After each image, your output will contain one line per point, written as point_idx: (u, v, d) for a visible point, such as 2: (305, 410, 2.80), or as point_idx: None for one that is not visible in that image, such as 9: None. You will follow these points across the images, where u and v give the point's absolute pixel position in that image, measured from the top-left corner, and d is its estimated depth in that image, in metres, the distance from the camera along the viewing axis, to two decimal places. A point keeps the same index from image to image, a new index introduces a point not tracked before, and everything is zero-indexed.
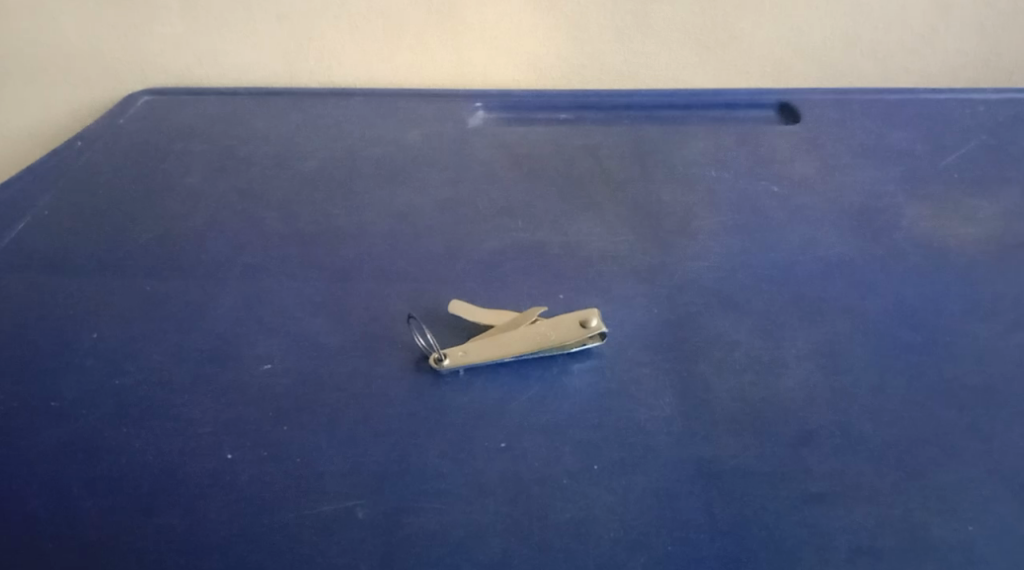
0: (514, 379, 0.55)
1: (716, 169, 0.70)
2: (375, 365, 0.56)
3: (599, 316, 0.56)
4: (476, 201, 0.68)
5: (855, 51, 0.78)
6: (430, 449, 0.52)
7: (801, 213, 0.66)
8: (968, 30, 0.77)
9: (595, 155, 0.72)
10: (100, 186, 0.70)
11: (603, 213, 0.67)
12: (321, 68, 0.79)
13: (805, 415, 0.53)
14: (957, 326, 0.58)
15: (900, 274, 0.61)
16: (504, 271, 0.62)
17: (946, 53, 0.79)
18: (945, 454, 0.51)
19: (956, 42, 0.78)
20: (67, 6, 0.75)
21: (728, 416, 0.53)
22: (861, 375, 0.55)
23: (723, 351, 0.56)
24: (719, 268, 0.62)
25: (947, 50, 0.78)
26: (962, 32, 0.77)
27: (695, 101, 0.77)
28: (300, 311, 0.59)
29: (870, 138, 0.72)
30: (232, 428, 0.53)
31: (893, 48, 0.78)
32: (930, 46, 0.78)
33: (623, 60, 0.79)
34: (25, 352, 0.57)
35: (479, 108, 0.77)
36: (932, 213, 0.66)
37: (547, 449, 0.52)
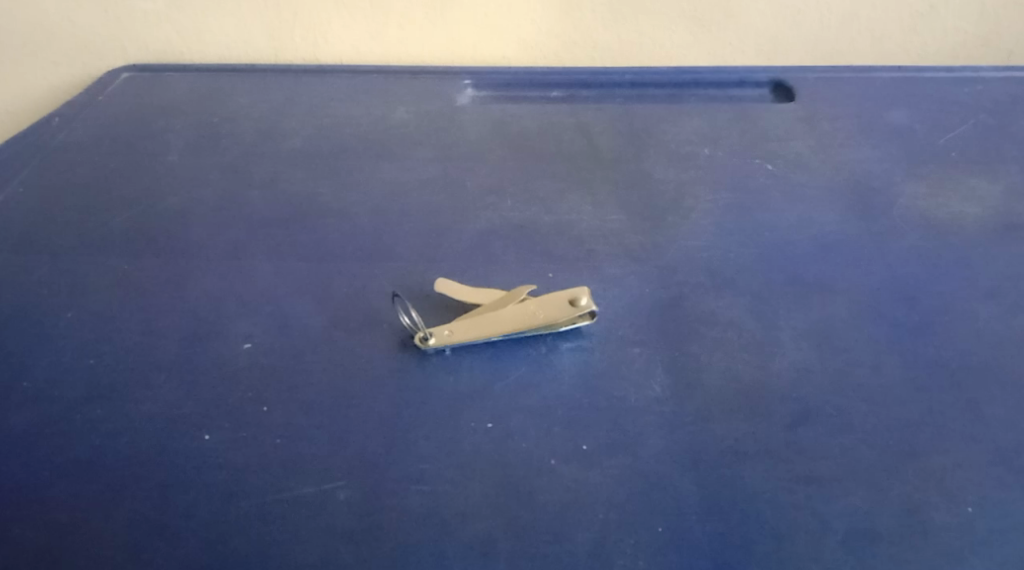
0: (502, 359, 0.53)
1: (710, 148, 0.69)
2: (358, 345, 0.54)
3: (588, 295, 0.54)
4: (464, 180, 0.66)
5: (852, 30, 0.77)
6: (414, 430, 0.50)
7: (797, 192, 0.64)
8: (966, 8, 0.75)
9: (587, 134, 0.71)
10: (76, 163, 0.68)
11: (594, 192, 0.65)
12: (304, 44, 0.77)
13: (800, 396, 0.52)
14: (956, 305, 0.56)
15: (897, 253, 0.60)
16: (493, 249, 0.61)
17: (944, 31, 0.77)
18: (944, 436, 0.50)
19: (954, 19, 0.76)
20: None
21: (721, 397, 0.51)
22: (857, 355, 0.53)
23: (717, 331, 0.55)
24: (713, 248, 0.60)
25: (945, 29, 0.77)
26: (961, 10, 0.76)
27: (688, 79, 0.75)
28: (282, 289, 0.57)
29: (866, 117, 0.71)
30: (209, 410, 0.51)
31: (890, 26, 0.77)
32: (927, 24, 0.77)
33: (615, 39, 0.77)
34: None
35: (466, 85, 0.75)
36: (930, 192, 0.64)
37: (536, 431, 0.50)
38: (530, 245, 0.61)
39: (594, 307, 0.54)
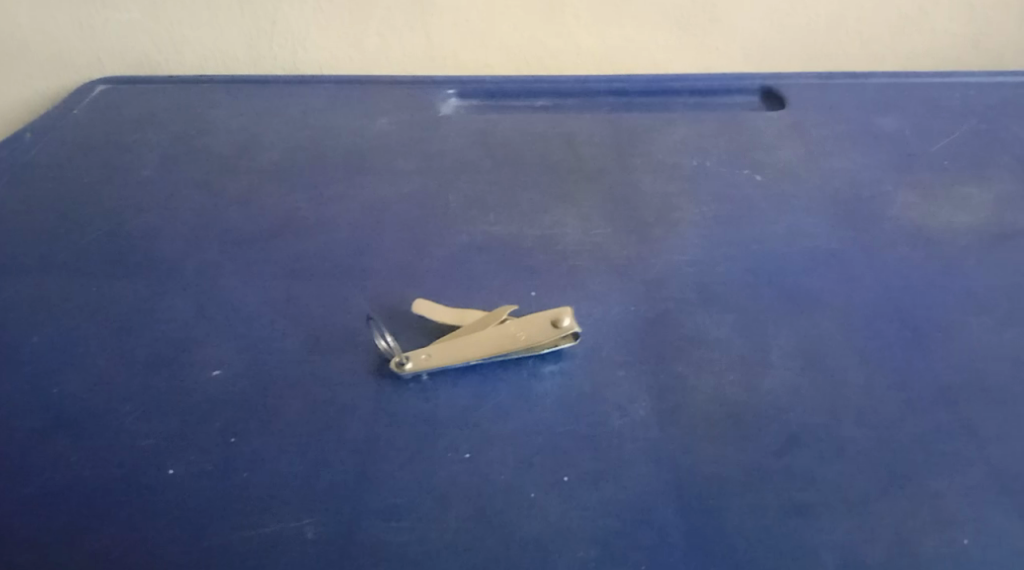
0: (481, 383, 0.52)
1: (697, 157, 0.67)
2: (332, 370, 0.53)
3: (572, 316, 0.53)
4: (446, 193, 0.65)
5: (840, 34, 0.75)
6: (390, 460, 0.49)
7: (786, 203, 0.63)
8: (955, 14, 0.74)
9: (571, 144, 0.69)
10: (45, 180, 0.66)
11: (578, 204, 0.64)
12: (282, 54, 0.76)
13: (788, 419, 0.50)
14: (950, 320, 0.55)
15: (888, 266, 0.58)
16: (474, 267, 0.59)
17: (933, 37, 0.76)
18: (938, 460, 0.49)
19: (942, 26, 0.75)
20: None
21: (707, 420, 0.50)
22: (848, 375, 0.52)
23: (703, 351, 0.53)
24: (700, 262, 0.59)
25: (934, 31, 0.75)
26: (950, 16, 0.74)
27: (677, 86, 0.73)
28: (255, 311, 0.56)
29: (857, 125, 0.69)
30: (173, 440, 0.49)
31: (879, 33, 0.75)
32: (916, 28, 0.75)
33: (601, 49, 0.76)
34: None
35: (449, 94, 0.73)
36: (920, 202, 0.63)
37: (515, 458, 0.49)
38: (510, 261, 0.59)
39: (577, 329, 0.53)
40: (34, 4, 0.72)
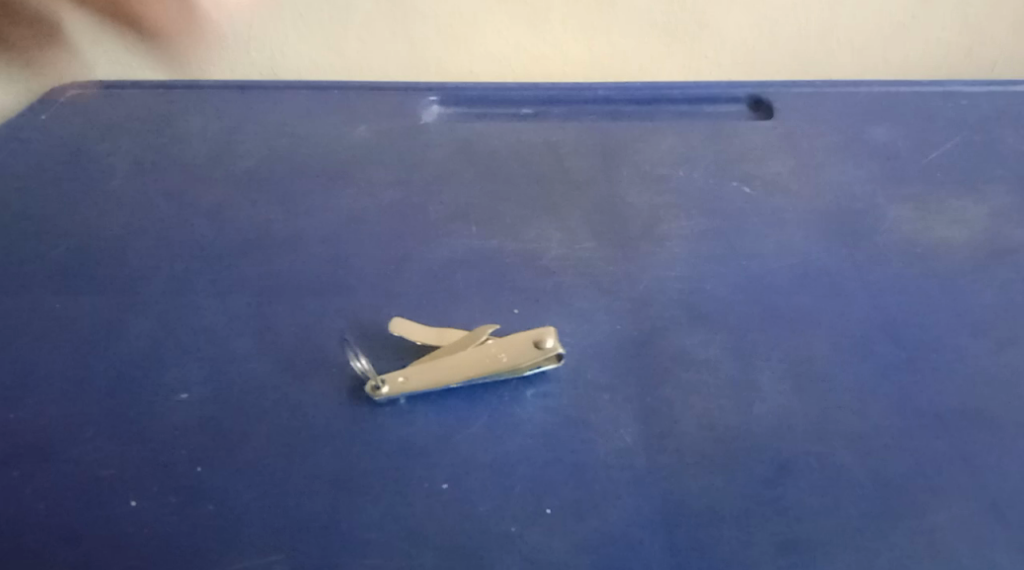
0: (460, 407, 0.50)
1: (685, 168, 0.65)
2: (303, 392, 0.50)
3: (555, 336, 0.51)
4: (426, 205, 0.63)
5: (830, 41, 0.74)
6: (364, 491, 0.47)
7: (777, 216, 0.61)
8: (948, 22, 0.73)
9: (556, 154, 0.67)
10: (11, 191, 0.64)
11: (563, 216, 0.62)
12: (259, 59, 0.74)
13: (779, 448, 0.49)
14: (944, 342, 0.54)
15: (882, 283, 0.57)
16: (455, 283, 0.57)
17: (925, 45, 0.74)
18: (931, 492, 0.47)
19: (935, 34, 0.73)
20: None
21: (695, 448, 0.48)
22: (841, 400, 0.50)
23: (691, 373, 0.51)
24: (688, 279, 0.57)
25: (926, 41, 0.74)
26: (942, 24, 0.73)
27: (664, 93, 0.71)
28: (225, 330, 0.54)
29: (848, 136, 0.68)
30: (134, 470, 0.47)
31: (870, 40, 0.74)
32: (907, 35, 0.74)
33: (586, 54, 0.74)
34: None
35: (431, 101, 0.71)
36: (914, 216, 0.61)
37: (496, 490, 0.47)
38: (490, 276, 0.58)
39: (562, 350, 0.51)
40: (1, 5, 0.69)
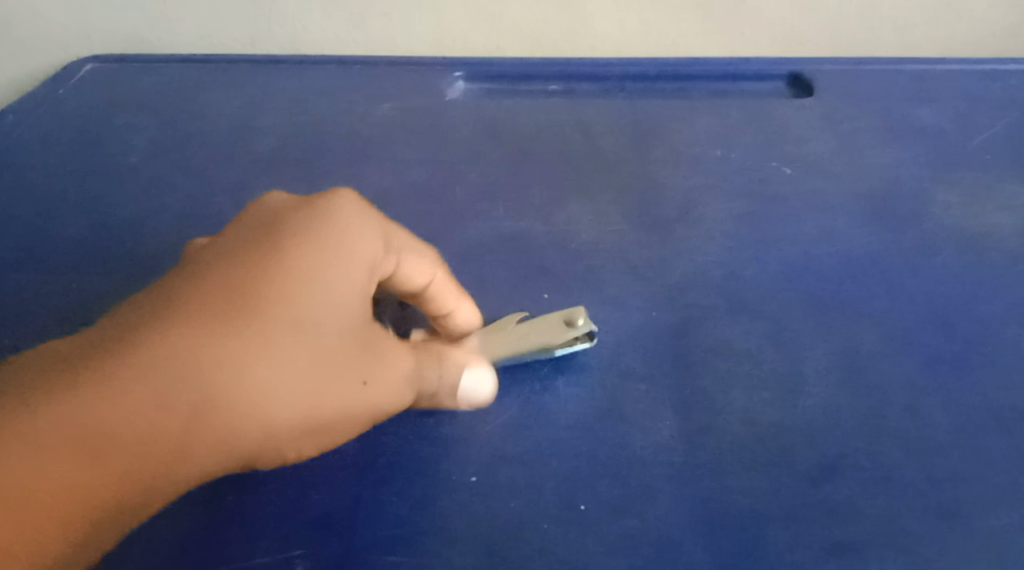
0: (488, 396, 0.48)
1: (721, 149, 0.62)
2: None
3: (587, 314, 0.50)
4: (453, 186, 0.60)
5: (871, 19, 0.71)
6: (389, 483, 0.46)
7: (818, 200, 0.58)
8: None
9: (587, 133, 0.64)
10: (29, 169, 0.62)
11: (594, 198, 0.59)
12: (281, 35, 0.71)
13: (825, 444, 0.46)
14: (1001, 331, 0.51)
15: (931, 270, 0.54)
16: (482, 267, 0.55)
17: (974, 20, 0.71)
18: (989, 491, 0.45)
19: (982, 10, 0.70)
20: None
21: (736, 443, 0.46)
22: (890, 393, 0.48)
23: (730, 363, 0.49)
24: (727, 264, 0.54)
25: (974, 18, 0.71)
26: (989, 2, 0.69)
27: (698, 70, 0.68)
28: None
29: (892, 116, 0.65)
30: None
31: (914, 16, 0.70)
32: (953, 11, 0.70)
33: (615, 29, 0.71)
34: None
35: (457, 77, 0.69)
36: (963, 200, 0.58)
37: (528, 486, 0.45)
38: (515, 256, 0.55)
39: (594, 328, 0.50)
40: None
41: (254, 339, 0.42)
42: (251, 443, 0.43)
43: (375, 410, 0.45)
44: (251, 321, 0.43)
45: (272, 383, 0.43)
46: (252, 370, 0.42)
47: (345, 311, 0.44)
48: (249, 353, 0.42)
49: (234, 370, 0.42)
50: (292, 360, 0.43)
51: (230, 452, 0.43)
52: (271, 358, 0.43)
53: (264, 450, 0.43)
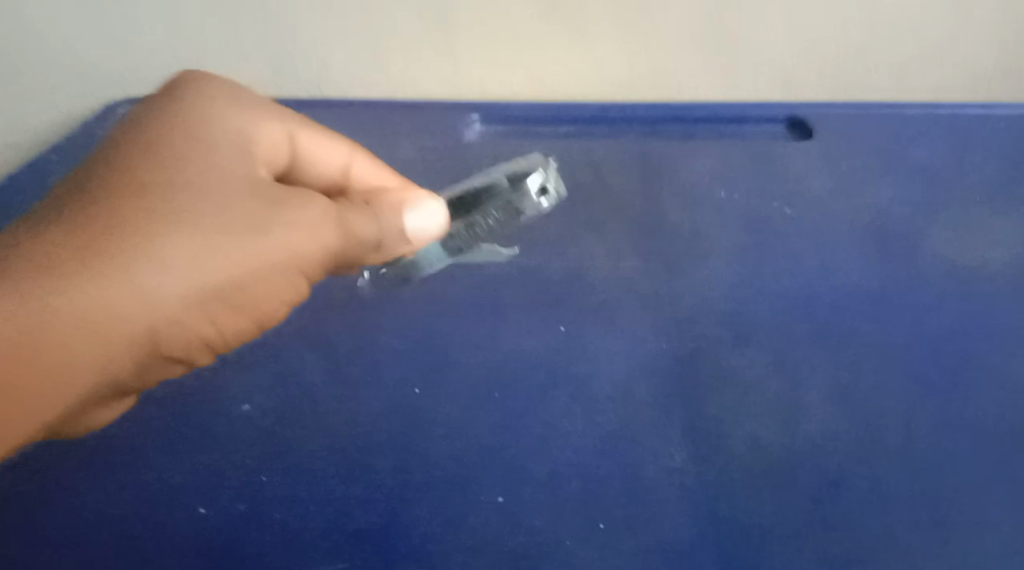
0: (512, 420, 0.53)
1: (724, 190, 0.64)
2: (363, 405, 0.54)
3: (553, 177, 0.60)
4: (470, 221, 0.62)
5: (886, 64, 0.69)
6: (423, 502, 0.51)
7: (818, 235, 0.61)
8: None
9: (597, 173, 0.66)
10: None
11: (605, 234, 0.62)
12: (308, 72, 0.73)
13: (822, 466, 0.52)
14: (987, 363, 0.55)
15: (924, 304, 0.57)
16: (501, 300, 0.58)
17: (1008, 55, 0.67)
18: (967, 510, 0.51)
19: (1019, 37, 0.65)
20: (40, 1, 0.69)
21: (741, 466, 0.51)
22: (884, 419, 0.53)
23: (735, 394, 0.54)
24: (733, 298, 0.58)
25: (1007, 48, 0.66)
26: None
27: (700, 116, 0.69)
28: (282, 343, 0.56)
29: (891, 156, 0.66)
30: (207, 480, 0.52)
31: (938, 51, 0.67)
32: (991, 34, 0.66)
33: (623, 63, 0.70)
34: None
35: (474, 120, 0.72)
36: (956, 238, 0.61)
37: (550, 506, 0.51)
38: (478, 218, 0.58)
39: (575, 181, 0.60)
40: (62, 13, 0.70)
41: (148, 201, 0.48)
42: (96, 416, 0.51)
43: (294, 253, 0.51)
44: (142, 175, 0.49)
45: (197, 215, 0.49)
46: (176, 199, 0.49)
47: (231, 176, 0.51)
48: (170, 223, 0.48)
49: (168, 207, 0.48)
50: (175, 209, 0.48)
51: (110, 343, 0.47)
52: (178, 216, 0.48)
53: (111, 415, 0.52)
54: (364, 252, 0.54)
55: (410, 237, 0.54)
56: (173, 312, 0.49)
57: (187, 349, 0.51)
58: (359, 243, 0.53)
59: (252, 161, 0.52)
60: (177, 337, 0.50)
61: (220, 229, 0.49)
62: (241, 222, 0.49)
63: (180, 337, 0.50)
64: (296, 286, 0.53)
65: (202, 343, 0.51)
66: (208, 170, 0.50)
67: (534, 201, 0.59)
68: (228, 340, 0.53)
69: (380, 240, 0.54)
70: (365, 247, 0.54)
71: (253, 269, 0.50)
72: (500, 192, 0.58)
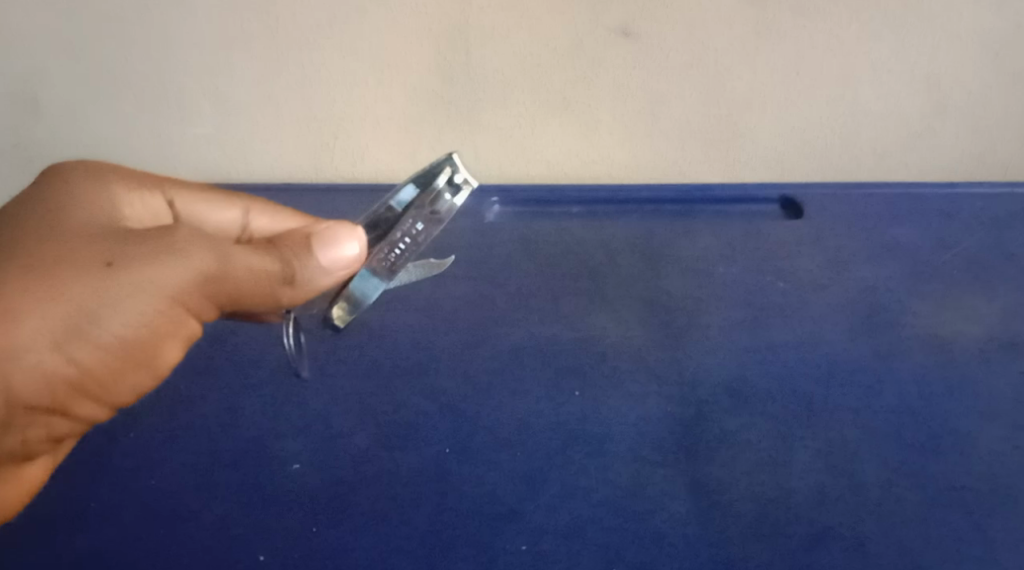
0: (536, 478, 0.62)
1: (724, 266, 0.69)
2: (404, 465, 0.62)
3: (466, 175, 0.59)
4: (493, 296, 0.67)
5: (884, 152, 0.71)
6: (463, 546, 0.61)
7: (808, 311, 0.67)
8: (1004, 118, 0.70)
9: (610, 254, 0.69)
10: None
11: (614, 308, 0.67)
12: (340, 165, 0.73)
13: (801, 516, 0.61)
14: (951, 426, 0.63)
15: (901, 373, 0.64)
16: (520, 371, 0.64)
17: (985, 137, 0.70)
18: (921, 550, 0.61)
19: (996, 123, 0.70)
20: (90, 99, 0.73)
21: (734, 516, 0.61)
22: (860, 474, 0.62)
23: (730, 453, 0.62)
24: (730, 366, 0.64)
25: (991, 128, 0.70)
26: (1000, 116, 0.70)
27: (706, 196, 0.71)
28: (325, 408, 0.63)
29: (874, 237, 0.70)
30: (275, 531, 0.61)
31: (922, 131, 0.70)
32: (968, 124, 0.70)
33: (620, 146, 0.71)
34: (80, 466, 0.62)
35: (494, 202, 0.71)
36: (933, 311, 0.67)
37: (571, 549, 0.60)
38: (401, 235, 0.60)
39: (450, 204, 0.60)
40: (118, 109, 0.73)
41: (38, 252, 0.53)
42: (28, 472, 0.59)
43: (137, 315, 0.54)
44: (38, 237, 0.54)
45: (74, 262, 0.53)
46: (53, 250, 0.54)
47: (87, 241, 0.54)
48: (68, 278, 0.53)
49: (56, 259, 0.53)
50: (55, 256, 0.53)
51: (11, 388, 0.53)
52: (44, 267, 0.53)
53: (40, 471, 0.60)
54: (267, 286, 0.57)
55: (318, 269, 0.57)
56: (37, 351, 0.53)
57: (51, 391, 0.54)
58: (258, 276, 0.57)
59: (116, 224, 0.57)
60: (30, 378, 0.53)
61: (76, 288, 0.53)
62: (129, 264, 0.53)
63: (38, 377, 0.53)
64: (181, 321, 0.56)
65: (67, 386, 0.54)
66: (85, 224, 0.56)
67: (445, 198, 0.59)
68: (128, 385, 0.57)
69: (280, 273, 0.57)
70: (268, 280, 0.57)
71: (140, 297, 0.54)
72: (414, 203, 0.60)
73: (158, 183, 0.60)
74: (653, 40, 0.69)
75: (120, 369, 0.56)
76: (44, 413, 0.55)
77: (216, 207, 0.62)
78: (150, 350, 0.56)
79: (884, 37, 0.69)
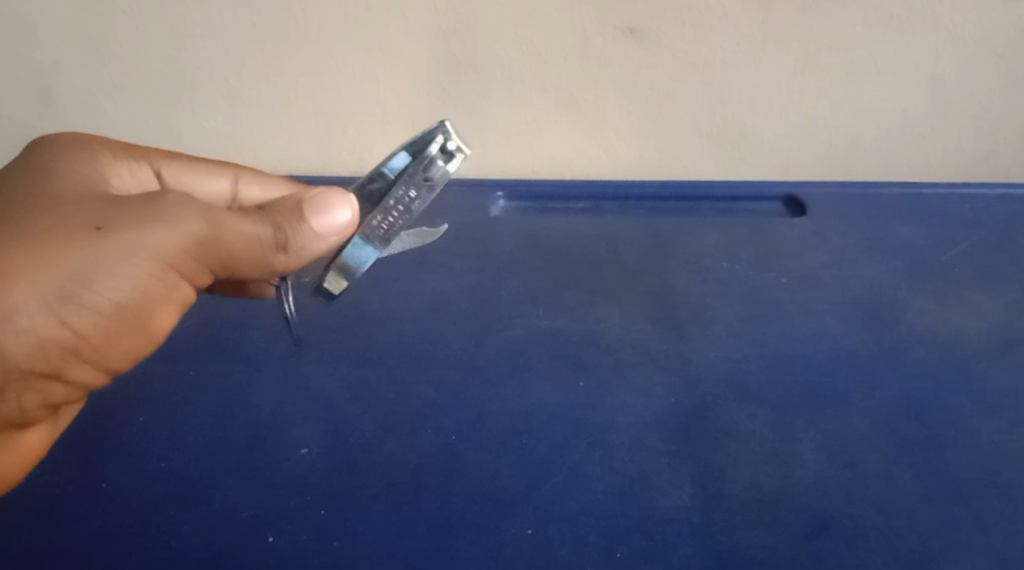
0: (540, 466, 0.61)
1: (728, 261, 0.70)
2: (408, 451, 0.62)
3: (464, 145, 0.59)
4: (499, 288, 0.69)
5: (879, 147, 0.74)
6: (463, 534, 0.59)
7: (811, 307, 0.67)
8: (999, 118, 0.72)
9: (614, 247, 0.71)
10: None
11: (620, 300, 0.68)
12: (350, 158, 0.76)
13: (814, 508, 0.60)
14: (961, 420, 0.63)
15: (905, 369, 0.65)
16: (527, 364, 0.65)
17: (981, 139, 0.73)
18: (939, 544, 0.59)
19: (989, 127, 0.73)
20: (100, 87, 0.73)
21: (744, 506, 0.60)
22: (871, 466, 0.61)
23: (736, 443, 0.62)
24: (734, 359, 0.65)
25: (986, 129, 0.73)
26: (995, 120, 0.72)
27: (702, 192, 0.73)
28: (332, 395, 0.64)
29: (877, 235, 0.71)
30: (273, 513, 0.60)
31: (917, 133, 0.73)
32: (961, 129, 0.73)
33: (631, 145, 0.74)
34: (85, 446, 0.62)
35: (499, 198, 0.73)
36: (935, 306, 0.68)
37: (574, 541, 0.59)
38: (394, 202, 0.60)
39: (444, 174, 0.59)
40: (130, 98, 0.74)
41: (28, 216, 0.52)
42: (26, 440, 0.59)
43: (134, 279, 0.53)
44: (28, 201, 0.53)
45: (65, 227, 0.52)
46: (41, 216, 0.52)
47: (78, 205, 0.53)
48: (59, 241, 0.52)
49: (46, 223, 0.52)
50: (44, 220, 0.52)
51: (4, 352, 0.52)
52: (35, 231, 0.52)
53: (39, 439, 0.60)
54: (262, 251, 0.56)
55: (312, 235, 0.57)
56: (30, 315, 0.51)
57: (45, 356, 0.53)
58: (254, 242, 0.56)
59: (105, 191, 0.56)
60: (24, 342, 0.52)
61: (68, 252, 0.52)
62: (120, 228, 0.52)
63: (33, 340, 0.52)
64: (173, 284, 0.56)
65: (61, 350, 0.54)
66: (75, 189, 0.54)
67: (438, 165, 0.59)
68: (123, 351, 0.56)
69: (273, 239, 0.56)
70: (262, 246, 0.56)
71: (132, 260, 0.53)
72: (406, 170, 0.59)
73: (144, 154, 0.60)
74: (663, 41, 0.70)
75: (115, 334, 0.55)
76: (37, 377, 0.54)
77: (204, 178, 0.62)
78: (144, 315, 0.56)
79: (887, 39, 0.69)
